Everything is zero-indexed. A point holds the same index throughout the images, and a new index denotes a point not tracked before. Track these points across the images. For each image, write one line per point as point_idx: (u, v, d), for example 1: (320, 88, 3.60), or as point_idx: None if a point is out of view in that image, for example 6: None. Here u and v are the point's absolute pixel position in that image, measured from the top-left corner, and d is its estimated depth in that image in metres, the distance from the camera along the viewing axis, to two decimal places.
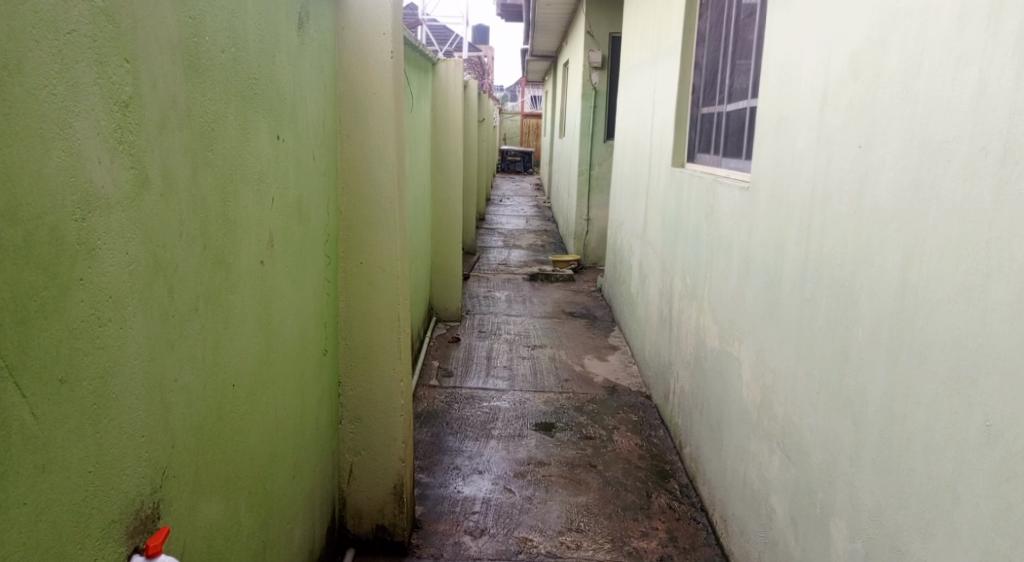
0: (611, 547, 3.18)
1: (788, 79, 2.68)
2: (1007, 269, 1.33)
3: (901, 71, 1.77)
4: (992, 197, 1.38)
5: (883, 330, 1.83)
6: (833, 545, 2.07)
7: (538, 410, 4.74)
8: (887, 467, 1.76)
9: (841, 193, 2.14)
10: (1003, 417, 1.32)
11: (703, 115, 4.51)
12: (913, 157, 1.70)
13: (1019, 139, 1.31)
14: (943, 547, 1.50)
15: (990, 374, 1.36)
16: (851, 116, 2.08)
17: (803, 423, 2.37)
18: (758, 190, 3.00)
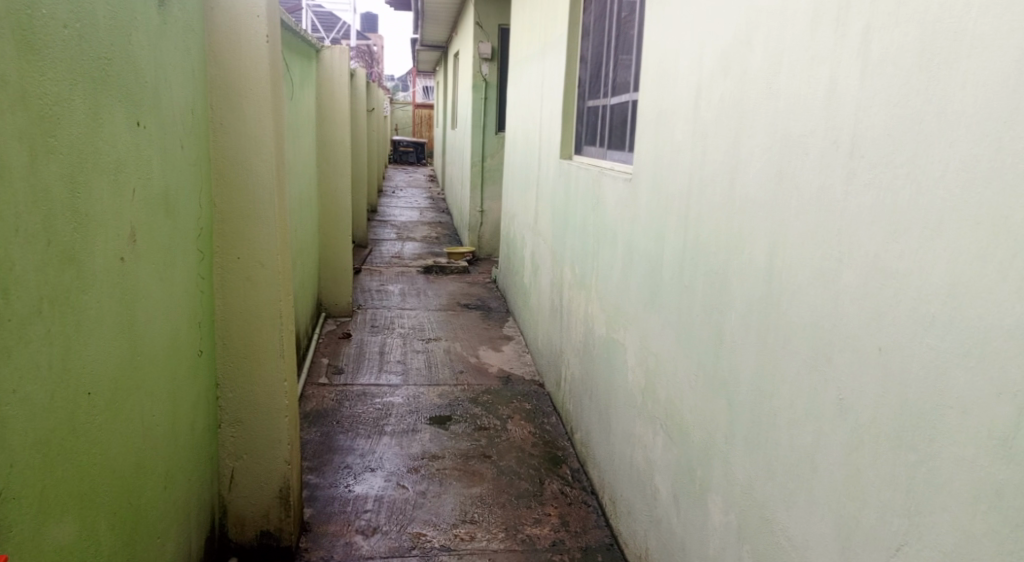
0: (505, 536, 3.21)
1: (665, 74, 2.78)
2: (854, 254, 1.43)
3: (765, 69, 1.87)
4: (843, 187, 1.48)
5: (752, 314, 1.94)
6: (709, 519, 2.18)
7: (432, 403, 4.71)
8: (757, 443, 1.86)
9: (714, 185, 2.25)
10: (853, 390, 1.42)
11: (588, 107, 4.61)
12: (776, 151, 1.81)
13: (863, 134, 1.41)
14: (803, 515, 1.60)
15: (842, 351, 1.47)
16: (722, 111, 2.18)
17: (683, 404, 2.48)
18: (640, 181, 3.11)
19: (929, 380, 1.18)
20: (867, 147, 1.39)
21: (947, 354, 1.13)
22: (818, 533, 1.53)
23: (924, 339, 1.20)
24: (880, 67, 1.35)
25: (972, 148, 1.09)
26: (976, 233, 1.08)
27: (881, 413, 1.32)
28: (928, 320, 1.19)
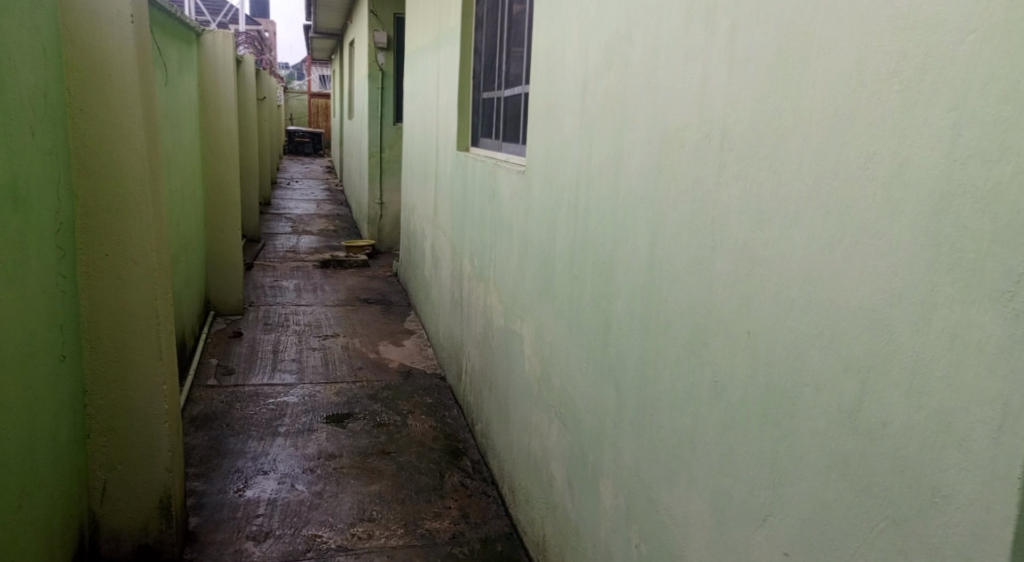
0: (404, 532, 3.18)
1: (553, 67, 2.82)
2: (725, 243, 1.50)
3: (644, 64, 1.93)
4: (715, 178, 1.55)
5: (637, 302, 2.00)
6: (601, 501, 2.24)
7: (329, 402, 4.59)
8: (642, 426, 1.93)
9: (600, 177, 2.30)
10: (726, 372, 1.49)
11: (483, 99, 4.61)
12: (655, 144, 1.87)
13: (732, 128, 1.47)
14: (683, 493, 1.67)
15: (717, 335, 1.54)
16: (606, 104, 2.23)
17: (575, 392, 2.53)
18: (533, 173, 3.13)
19: (789, 359, 1.25)
20: (735, 141, 1.46)
21: (804, 335, 1.20)
22: (697, 510, 1.60)
23: (785, 322, 1.27)
24: (744, 64, 1.42)
25: (823, 142, 1.16)
26: (827, 222, 1.15)
27: (750, 393, 1.39)
28: (789, 304, 1.26)
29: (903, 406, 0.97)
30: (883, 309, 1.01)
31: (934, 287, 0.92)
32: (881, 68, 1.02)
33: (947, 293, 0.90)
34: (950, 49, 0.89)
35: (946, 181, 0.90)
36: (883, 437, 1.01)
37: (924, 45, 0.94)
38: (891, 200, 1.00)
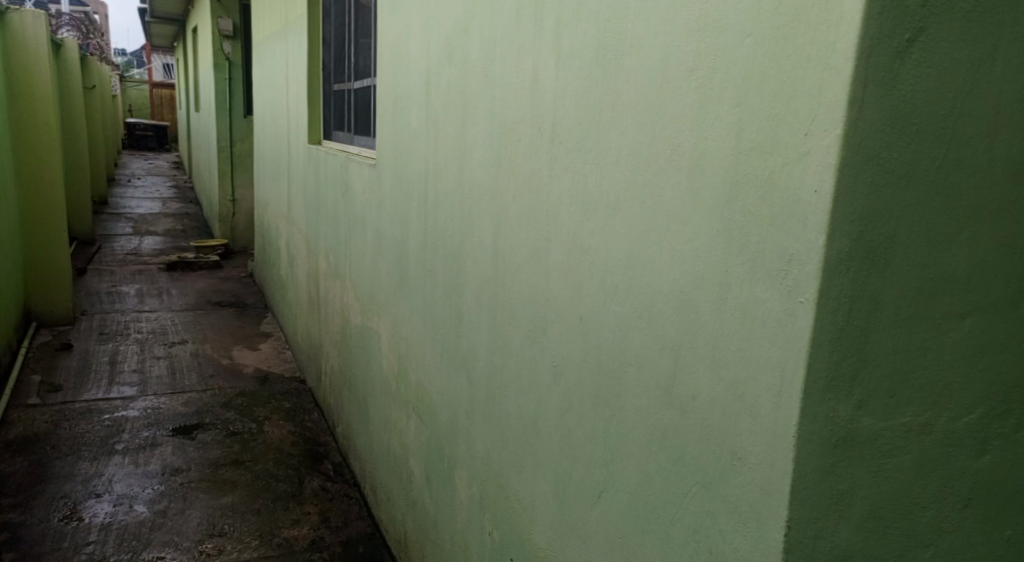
0: (259, 543, 3.04)
1: (398, 59, 2.78)
2: (559, 234, 1.55)
3: (481, 59, 1.95)
4: (548, 171, 1.59)
5: (484, 293, 2.02)
6: (457, 492, 2.25)
7: (175, 413, 4.29)
8: (492, 415, 1.96)
9: (446, 170, 2.31)
10: (563, 357, 1.54)
11: (334, 91, 4.47)
12: (494, 137, 1.89)
13: (560, 122, 1.52)
14: (529, 477, 1.72)
15: (554, 322, 1.58)
16: (449, 98, 2.24)
17: (431, 386, 2.53)
18: (383, 167, 3.09)
19: (616, 342, 1.31)
20: (564, 133, 1.50)
21: (627, 319, 1.27)
22: (542, 492, 1.65)
23: (612, 307, 1.33)
24: (569, 61, 1.46)
25: (637, 135, 1.22)
26: (643, 210, 1.22)
27: (585, 375, 1.44)
28: (614, 289, 1.32)
29: (708, 380, 1.05)
30: (689, 291, 1.09)
31: (728, 269, 1.00)
32: (680, 65, 1.09)
33: (738, 274, 0.98)
34: (732, 49, 0.97)
35: (733, 171, 0.98)
36: (693, 409, 1.08)
37: (714, 46, 1.01)
38: (692, 188, 1.07)
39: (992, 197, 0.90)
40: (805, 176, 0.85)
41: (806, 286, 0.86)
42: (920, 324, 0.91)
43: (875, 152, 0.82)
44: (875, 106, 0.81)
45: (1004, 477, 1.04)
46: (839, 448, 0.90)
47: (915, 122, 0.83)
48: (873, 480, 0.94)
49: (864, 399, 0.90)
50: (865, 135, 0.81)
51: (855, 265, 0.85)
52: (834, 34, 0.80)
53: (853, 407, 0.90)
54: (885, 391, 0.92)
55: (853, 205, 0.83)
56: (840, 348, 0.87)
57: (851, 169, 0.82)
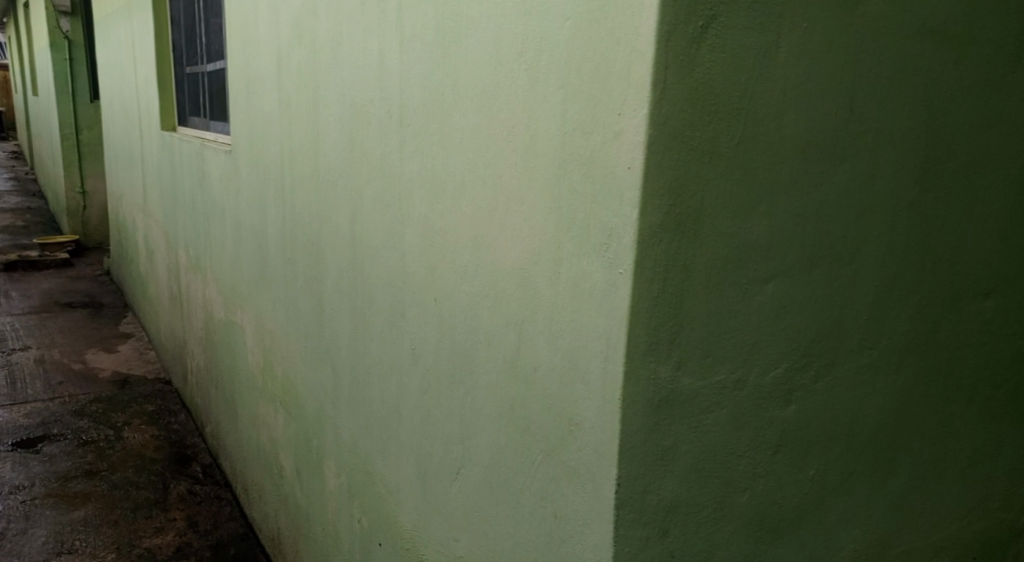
0: (117, 556, 2.86)
1: (249, 39, 2.65)
2: (410, 217, 1.54)
3: (330, 40, 1.89)
4: (398, 153, 1.57)
5: (344, 280, 1.98)
6: (326, 483, 2.22)
7: (18, 425, 3.93)
8: (357, 402, 1.94)
9: (302, 156, 2.24)
10: (420, 339, 1.54)
11: (186, 74, 4.20)
12: (347, 120, 1.85)
13: (407, 104, 1.50)
14: (394, 461, 1.72)
15: (410, 305, 1.58)
16: (301, 81, 2.16)
17: (297, 377, 2.46)
18: (239, 153, 2.95)
19: (466, 321, 1.33)
20: (410, 116, 1.49)
21: (477, 298, 1.29)
22: (406, 475, 1.65)
23: (461, 287, 1.34)
24: (412, 42, 1.45)
25: (477, 116, 1.23)
26: (485, 190, 1.23)
27: (440, 355, 1.45)
28: (463, 269, 1.33)
29: (548, 352, 1.09)
30: (529, 267, 1.12)
31: (560, 245, 1.04)
32: (512, 48, 1.11)
33: (570, 249, 1.02)
34: (555, 32, 1.00)
35: (561, 150, 1.01)
36: (536, 380, 1.12)
37: (539, 29, 1.04)
38: (528, 168, 1.10)
39: (784, 172, 1.00)
40: (620, 154, 0.90)
41: (624, 258, 0.92)
42: (729, 289, 1.00)
43: (679, 131, 0.88)
44: (676, 87, 0.86)
45: (808, 424, 1.16)
46: (660, 407, 0.97)
47: (713, 103, 0.90)
48: (694, 434, 1.02)
49: (682, 360, 0.98)
50: (669, 115, 0.87)
51: (668, 237, 0.91)
52: (637, 18, 0.85)
53: (672, 368, 0.97)
54: (701, 351, 1.00)
55: (662, 181, 0.89)
56: (657, 313, 0.94)
57: (659, 148, 0.87)
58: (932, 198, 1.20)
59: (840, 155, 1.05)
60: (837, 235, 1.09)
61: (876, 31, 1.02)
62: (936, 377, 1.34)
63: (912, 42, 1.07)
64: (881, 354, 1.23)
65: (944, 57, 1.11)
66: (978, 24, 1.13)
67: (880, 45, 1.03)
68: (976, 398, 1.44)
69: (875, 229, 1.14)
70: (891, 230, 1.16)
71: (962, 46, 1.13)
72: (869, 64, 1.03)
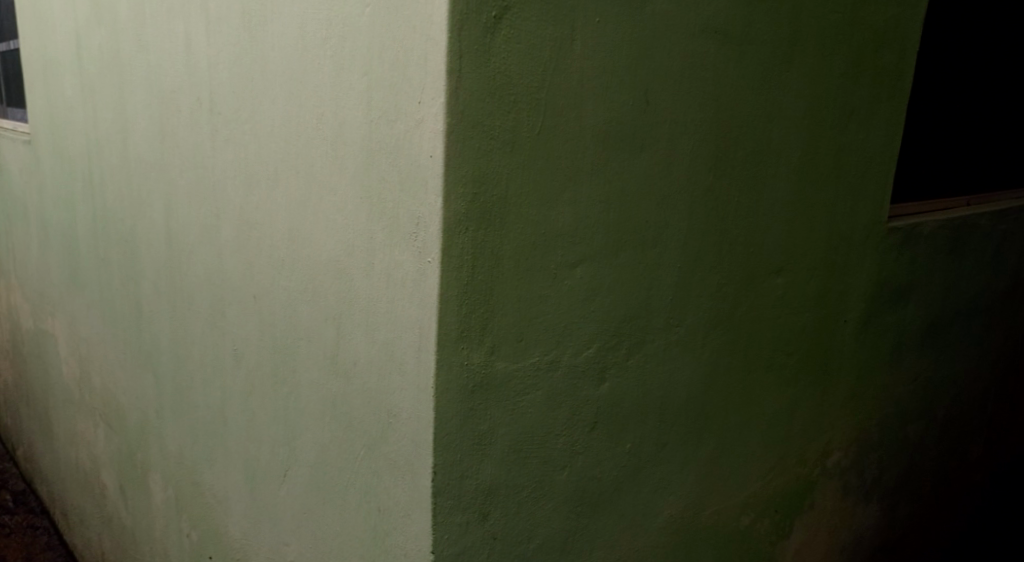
0: None
1: (43, 16, 2.38)
2: (226, 210, 1.45)
3: (132, 20, 1.74)
4: (210, 143, 1.47)
5: (161, 280, 1.84)
6: (153, 499, 2.06)
7: None
8: (181, 410, 1.81)
9: (110, 146, 2.04)
10: (241, 340, 1.46)
11: None
12: (155, 108, 1.71)
13: (217, 90, 1.41)
14: (221, 469, 1.62)
15: (230, 304, 1.49)
16: (104, 64, 1.98)
17: (116, 387, 2.26)
18: (39, 143, 2.65)
19: (285, 318, 1.27)
20: (220, 103, 1.40)
21: (294, 293, 1.23)
22: (233, 483, 1.57)
23: (280, 282, 1.28)
24: (218, 24, 1.36)
25: (285, 104, 1.18)
26: (297, 181, 1.18)
27: (262, 354, 1.38)
28: (280, 264, 1.27)
29: (365, 345, 1.06)
30: (343, 259, 1.08)
31: (372, 235, 1.01)
32: (315, 33, 1.06)
33: (381, 239, 0.99)
34: (356, 18, 0.97)
35: (368, 138, 0.99)
36: (355, 375, 1.09)
37: (341, 14, 1.00)
38: (336, 157, 1.06)
39: (584, 160, 1.04)
40: (421, 143, 0.90)
41: (431, 246, 0.91)
42: (537, 275, 1.03)
43: (478, 120, 0.89)
44: (472, 77, 0.87)
45: (621, 400, 1.23)
46: (473, 393, 0.98)
47: (511, 92, 0.92)
48: (510, 417, 1.04)
49: (495, 345, 1.00)
50: (467, 103, 0.87)
51: (473, 225, 0.92)
52: (431, 6, 0.85)
53: (485, 353, 0.99)
54: (513, 336, 1.02)
55: (464, 169, 0.89)
56: (467, 301, 0.94)
57: (459, 136, 0.87)
58: (725, 184, 1.31)
59: (637, 144, 1.12)
60: (640, 221, 1.16)
61: (664, 27, 1.09)
62: (737, 348, 1.47)
63: (698, 39, 1.15)
64: (687, 331, 1.33)
65: (727, 54, 1.21)
66: (755, 25, 1.25)
67: (669, 41, 1.10)
68: (773, 366, 1.59)
69: (676, 214, 1.23)
70: (689, 215, 1.25)
71: (743, 45, 1.24)
72: (660, 59, 1.10)
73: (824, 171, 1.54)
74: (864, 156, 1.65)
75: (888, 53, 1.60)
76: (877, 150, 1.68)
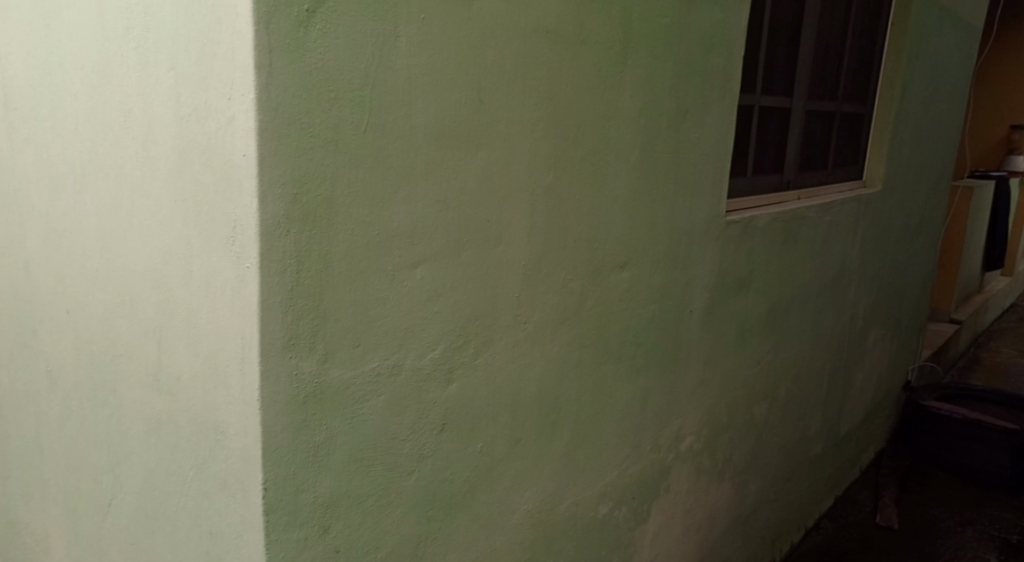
0: None
1: None
2: (31, 217, 1.31)
3: None
4: (8, 144, 1.33)
5: None
6: None
7: None
8: None
9: None
10: (55, 360, 1.32)
11: None
12: None
13: (13, 85, 1.27)
14: (39, 504, 1.47)
15: (42, 322, 1.35)
16: None
17: None
18: None
19: (102, 333, 1.17)
20: (18, 99, 1.26)
21: (110, 306, 1.13)
22: (54, 517, 1.42)
23: (94, 295, 1.17)
24: (9, 12, 1.22)
25: (89, 101, 1.08)
26: (106, 184, 1.08)
27: (79, 375, 1.25)
28: (93, 275, 1.16)
29: (187, 359, 0.99)
30: (160, 267, 1.00)
31: (188, 241, 0.94)
32: (116, 23, 0.98)
33: (198, 245, 0.93)
34: (159, 7, 0.90)
35: (179, 138, 0.92)
36: (178, 392, 1.02)
37: (142, 4, 0.93)
38: (147, 158, 0.98)
39: (418, 159, 1.03)
40: (233, 142, 0.85)
41: (250, 251, 0.86)
42: (373, 277, 1.00)
43: (294, 117, 0.86)
44: (286, 72, 0.83)
45: (470, 401, 1.22)
46: (306, 403, 0.94)
47: (332, 89, 0.89)
48: (349, 425, 1.01)
49: (329, 352, 0.96)
50: (281, 101, 0.83)
51: (295, 227, 0.88)
52: None
53: (318, 361, 0.95)
54: (349, 340, 0.99)
55: (282, 168, 0.85)
56: (294, 307, 0.90)
57: (273, 134, 0.83)
58: (566, 182, 1.34)
59: (474, 142, 1.11)
60: (480, 220, 1.16)
61: (492, 27, 1.09)
62: (587, 342, 1.51)
63: (528, 40, 1.17)
64: (536, 327, 1.35)
65: (560, 54, 1.24)
66: (586, 27, 1.28)
67: (499, 40, 1.11)
68: (623, 357, 1.65)
69: (517, 212, 1.24)
70: (531, 213, 1.27)
71: (575, 46, 1.27)
72: (490, 58, 1.11)
73: (662, 168, 1.62)
74: (700, 154, 1.75)
75: (716, 58, 1.70)
76: (711, 149, 1.79)
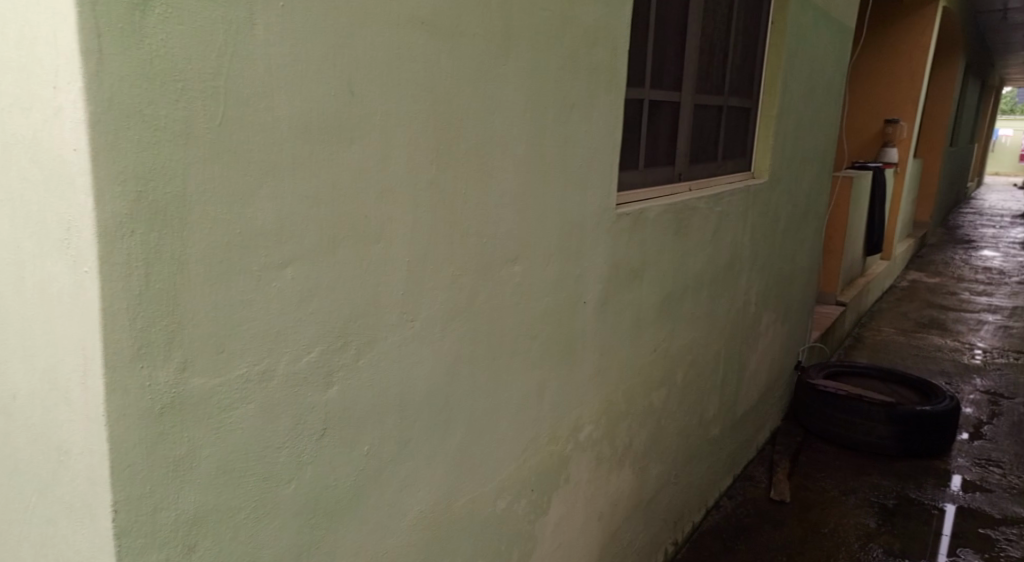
0: None
1: None
2: None
3: None
4: None
5: None
6: None
7: None
8: None
9: None
10: None
11: None
12: None
13: None
14: None
15: None
16: None
17: None
18: None
19: None
20: None
21: None
22: None
23: None
24: None
25: None
26: None
27: None
28: None
29: (23, 374, 0.90)
30: None
31: (19, 245, 0.86)
32: None
33: (30, 249, 0.85)
34: None
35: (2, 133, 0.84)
36: (16, 411, 0.93)
37: None
38: None
39: (283, 154, 0.98)
40: (63, 136, 0.78)
41: (86, 254, 0.79)
42: (236, 279, 0.94)
43: (133, 108, 0.79)
44: (119, 59, 0.77)
45: (353, 403, 1.18)
46: (163, 414, 0.88)
47: (177, 79, 0.83)
48: (215, 436, 0.95)
49: (188, 359, 0.90)
50: (115, 91, 0.77)
51: (141, 227, 0.82)
52: None
53: (176, 370, 0.89)
54: (212, 347, 0.93)
55: (120, 163, 0.79)
56: (143, 313, 0.84)
57: (107, 127, 0.77)
58: (449, 176, 1.31)
59: (347, 135, 1.07)
60: (357, 215, 1.12)
61: (361, 16, 1.06)
62: (478, 338, 1.49)
63: (403, 31, 1.14)
64: (423, 325, 1.32)
65: (437, 46, 1.22)
66: (464, 19, 1.26)
67: (369, 30, 1.08)
68: (517, 351, 1.64)
69: (398, 208, 1.20)
70: (412, 208, 1.24)
71: (453, 38, 1.25)
72: (361, 48, 1.07)
73: (550, 160, 1.62)
74: (589, 147, 1.76)
75: (601, 52, 1.72)
76: (600, 142, 1.81)
